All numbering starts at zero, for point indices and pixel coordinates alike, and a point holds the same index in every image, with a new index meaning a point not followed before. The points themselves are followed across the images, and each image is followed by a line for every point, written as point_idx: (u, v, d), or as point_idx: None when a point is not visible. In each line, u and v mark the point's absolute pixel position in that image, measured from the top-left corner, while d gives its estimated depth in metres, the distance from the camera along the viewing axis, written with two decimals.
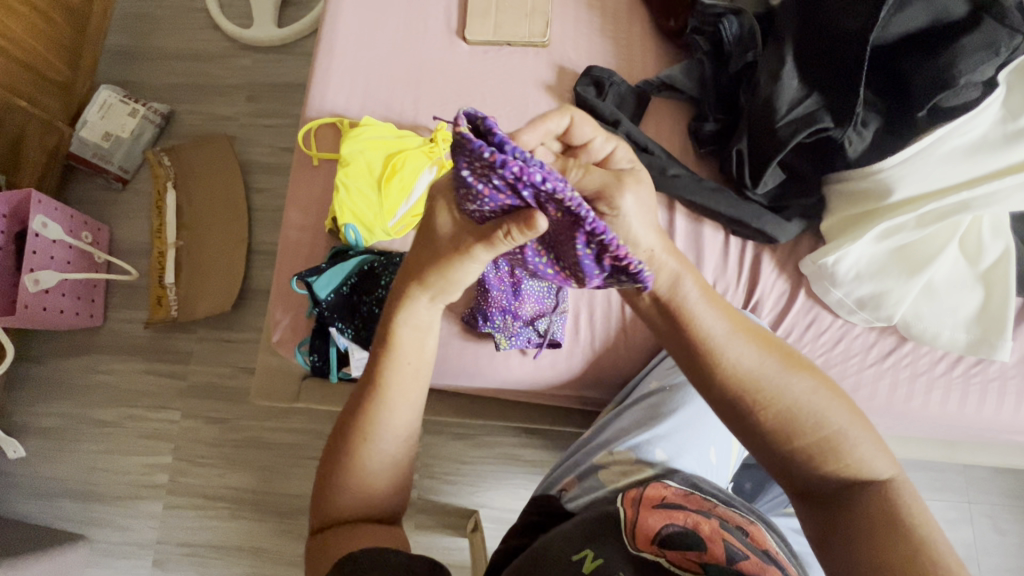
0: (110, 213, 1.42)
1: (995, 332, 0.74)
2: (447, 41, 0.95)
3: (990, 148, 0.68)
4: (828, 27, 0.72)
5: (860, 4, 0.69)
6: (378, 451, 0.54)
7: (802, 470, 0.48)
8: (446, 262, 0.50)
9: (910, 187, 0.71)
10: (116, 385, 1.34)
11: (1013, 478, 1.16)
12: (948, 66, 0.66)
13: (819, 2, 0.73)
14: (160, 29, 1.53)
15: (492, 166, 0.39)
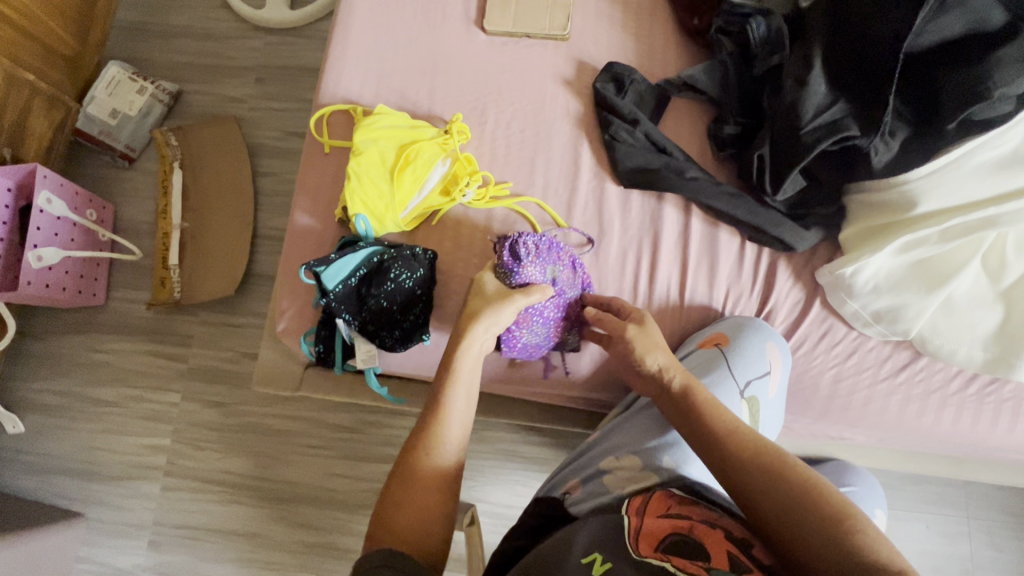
0: (116, 192, 1.41)
1: (1014, 352, 0.72)
2: (465, 31, 0.93)
3: (1020, 163, 0.67)
4: (860, 32, 0.70)
5: (896, 9, 0.67)
6: (451, 435, 0.64)
7: (777, 499, 0.58)
8: (496, 302, 0.71)
9: (935, 200, 0.70)
10: (117, 365, 1.33)
11: (1015, 496, 1.15)
12: (981, 79, 0.64)
13: (853, 5, 0.71)
14: (171, 6, 1.50)
15: (533, 259, 0.76)
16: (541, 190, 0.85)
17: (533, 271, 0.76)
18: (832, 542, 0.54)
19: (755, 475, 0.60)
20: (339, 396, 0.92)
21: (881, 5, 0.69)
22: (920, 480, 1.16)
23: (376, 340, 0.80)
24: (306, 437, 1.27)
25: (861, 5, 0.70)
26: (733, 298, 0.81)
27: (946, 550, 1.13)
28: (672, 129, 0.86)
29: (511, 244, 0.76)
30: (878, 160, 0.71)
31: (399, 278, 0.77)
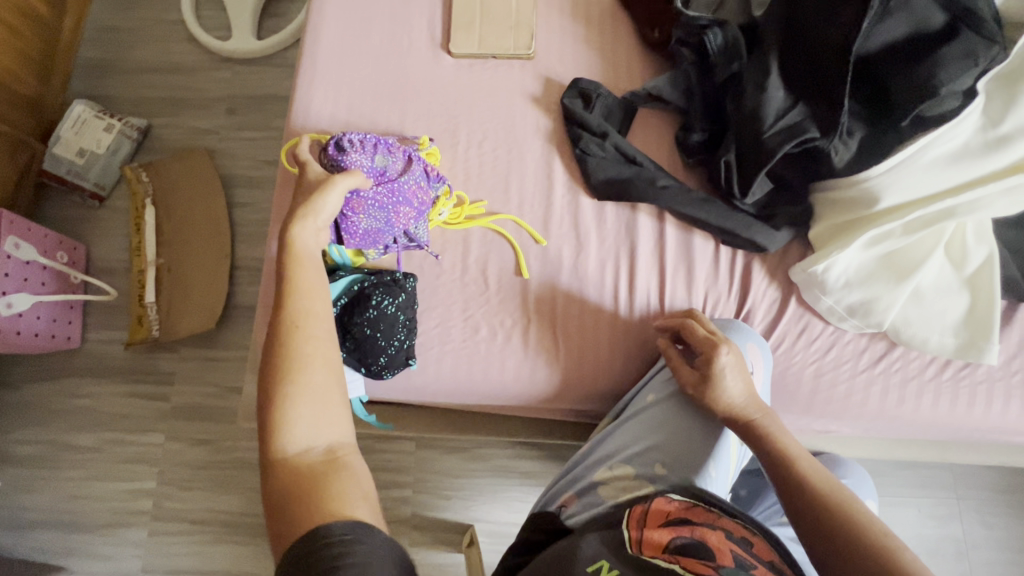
0: (87, 231, 1.38)
1: (982, 336, 0.74)
2: (431, 54, 0.94)
3: (972, 156, 0.69)
4: (811, 37, 0.73)
5: (843, 13, 0.70)
6: (308, 329, 0.61)
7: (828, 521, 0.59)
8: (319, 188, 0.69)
9: (895, 195, 0.72)
10: (96, 410, 1.29)
11: (999, 474, 1.18)
12: (927, 76, 0.67)
13: (802, 12, 0.74)
14: (136, 42, 1.49)
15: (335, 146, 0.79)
16: (517, 207, 0.86)
17: (356, 154, 0.78)
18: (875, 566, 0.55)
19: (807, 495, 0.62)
20: None
21: (828, 12, 0.72)
22: (908, 465, 1.18)
23: (361, 367, 0.79)
24: None
25: (811, 12, 0.73)
26: (711, 300, 0.83)
27: (939, 533, 1.15)
28: (641, 140, 0.88)
29: (339, 142, 0.79)
30: (839, 159, 0.74)
31: (381, 304, 0.76)
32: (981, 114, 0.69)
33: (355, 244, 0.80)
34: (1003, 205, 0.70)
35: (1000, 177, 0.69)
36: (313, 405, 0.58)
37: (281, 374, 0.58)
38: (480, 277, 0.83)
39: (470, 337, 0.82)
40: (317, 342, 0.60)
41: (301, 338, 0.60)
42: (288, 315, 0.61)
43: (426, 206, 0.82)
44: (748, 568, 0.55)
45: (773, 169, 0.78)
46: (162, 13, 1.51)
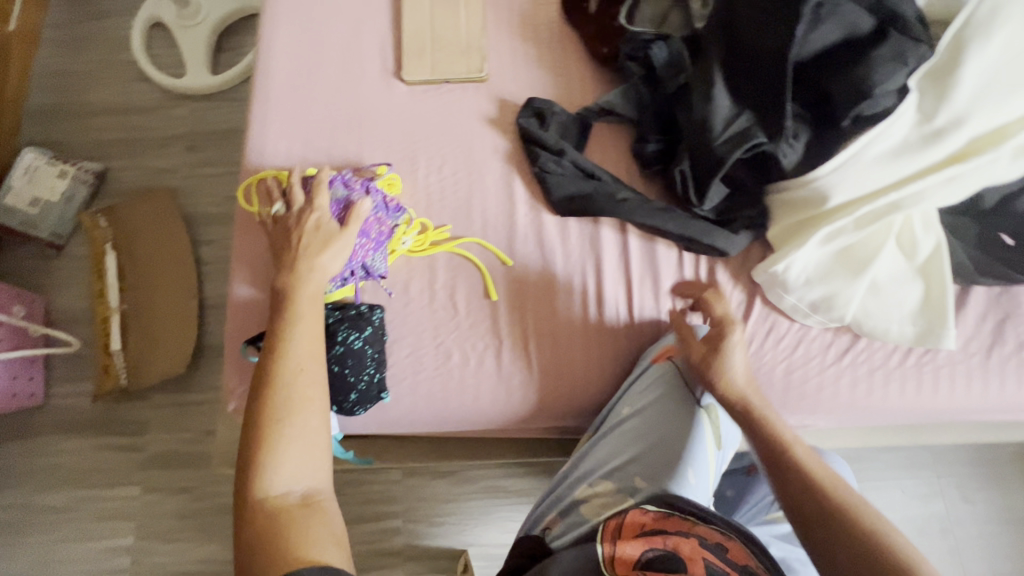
0: (45, 282, 1.34)
1: (938, 321, 0.77)
2: (385, 82, 0.94)
3: (911, 150, 0.72)
4: (750, 47, 0.75)
5: (778, 24, 0.73)
6: (298, 365, 0.62)
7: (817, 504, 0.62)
8: (324, 229, 0.72)
9: (844, 193, 0.74)
10: (65, 467, 1.24)
11: (975, 448, 1.21)
12: (864, 77, 0.70)
13: (738, 23, 0.77)
14: (87, 85, 1.46)
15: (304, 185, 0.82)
16: (480, 229, 0.86)
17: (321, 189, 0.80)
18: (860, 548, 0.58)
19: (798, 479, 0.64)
20: None
21: (762, 21, 0.74)
22: (889, 447, 1.20)
23: (334, 405, 0.77)
24: None
25: (747, 22, 0.75)
26: (678, 307, 0.84)
27: (924, 511, 1.18)
28: (598, 154, 0.89)
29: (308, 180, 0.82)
30: (788, 162, 0.76)
31: (348, 339, 0.75)
32: (915, 110, 0.71)
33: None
34: (945, 195, 0.73)
35: (939, 169, 0.72)
36: (297, 446, 0.58)
37: (268, 412, 0.58)
38: (449, 302, 0.83)
39: (442, 363, 0.81)
40: (304, 378, 0.61)
41: (287, 377, 0.60)
42: (280, 352, 0.62)
43: (386, 236, 0.82)
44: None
45: (729, 174, 0.81)
46: (112, 53, 1.48)
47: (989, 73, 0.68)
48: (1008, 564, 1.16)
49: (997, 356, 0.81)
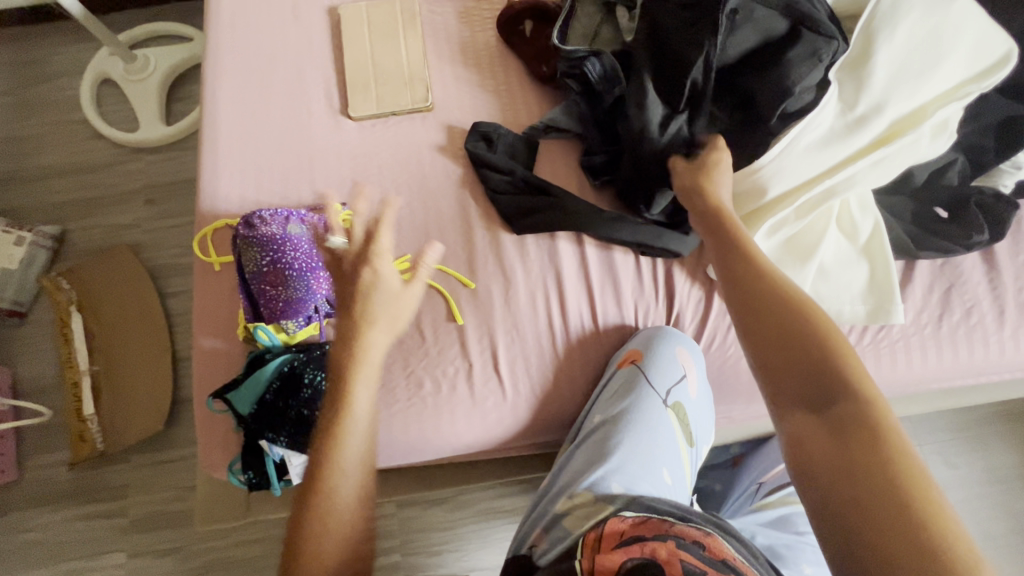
0: (10, 353, 1.31)
1: (886, 299, 0.80)
2: (333, 121, 0.95)
3: (838, 138, 0.75)
4: (676, 57, 0.79)
5: (698, 34, 0.77)
6: (354, 450, 0.59)
7: (775, 324, 0.59)
8: (381, 285, 0.66)
9: (781, 184, 0.77)
10: (45, 541, 1.20)
11: (954, 413, 1.24)
12: (783, 83, 0.75)
13: (663, 35, 0.81)
14: (38, 148, 1.45)
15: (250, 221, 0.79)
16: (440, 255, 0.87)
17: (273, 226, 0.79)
18: (811, 368, 0.55)
19: (766, 299, 0.61)
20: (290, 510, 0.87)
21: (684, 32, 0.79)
22: None
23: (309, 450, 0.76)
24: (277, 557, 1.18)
25: (671, 35, 0.80)
26: (640, 311, 0.86)
27: None
28: (548, 170, 0.91)
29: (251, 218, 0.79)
30: None
31: (315, 380, 0.75)
32: (837, 102, 0.74)
33: (276, 315, 0.78)
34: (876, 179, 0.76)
35: (867, 153, 0.75)
36: (343, 539, 0.56)
37: (319, 508, 0.56)
38: (415, 330, 0.83)
39: (414, 393, 0.81)
40: (356, 461, 0.59)
41: (342, 462, 0.58)
42: (337, 433, 0.59)
43: None
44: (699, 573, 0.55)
45: None
46: (62, 114, 1.47)
47: (896, 61, 0.72)
48: (997, 525, 1.18)
49: (948, 323, 0.84)
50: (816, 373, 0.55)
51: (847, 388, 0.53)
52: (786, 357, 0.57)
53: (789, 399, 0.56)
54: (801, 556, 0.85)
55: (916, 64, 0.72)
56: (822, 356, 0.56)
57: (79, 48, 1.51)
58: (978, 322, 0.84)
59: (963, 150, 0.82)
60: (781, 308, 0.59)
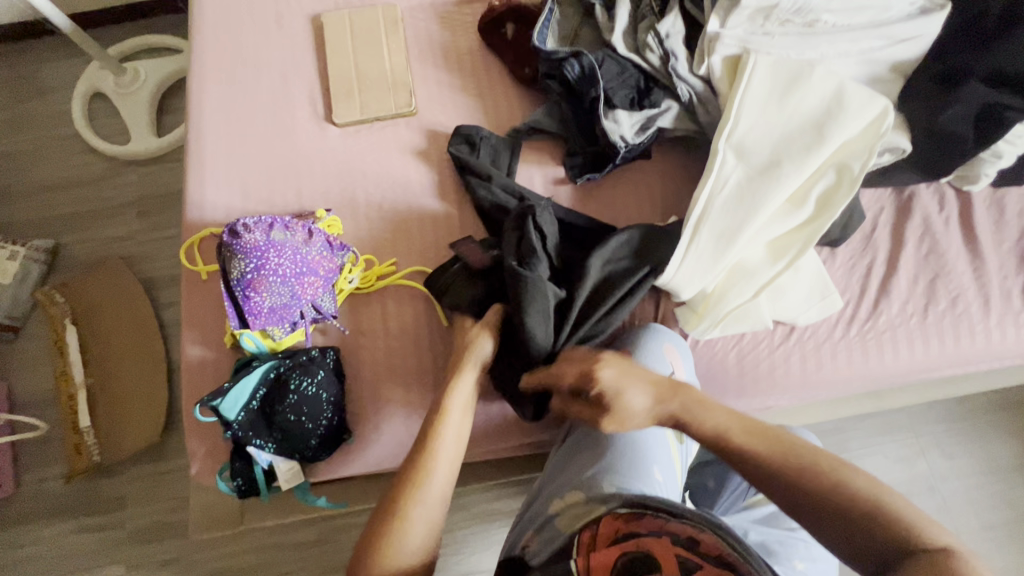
0: (4, 368, 1.31)
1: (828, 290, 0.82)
2: (317, 127, 0.95)
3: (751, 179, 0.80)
4: (626, 79, 0.88)
5: (640, 63, 0.88)
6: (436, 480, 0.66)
7: (798, 488, 0.57)
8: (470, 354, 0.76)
9: (716, 228, 0.80)
10: (44, 555, 1.20)
11: (948, 404, 1.24)
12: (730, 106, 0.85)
13: (615, 58, 0.88)
14: (30, 163, 1.45)
15: (232, 230, 0.78)
16: (425, 258, 0.88)
17: (254, 234, 0.78)
18: (849, 516, 0.54)
19: (768, 467, 0.59)
20: (282, 516, 0.87)
21: (632, 62, 0.89)
22: (865, 416, 1.23)
23: (296, 455, 0.78)
24: (274, 565, 1.18)
25: (620, 63, 0.88)
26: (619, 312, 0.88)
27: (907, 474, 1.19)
28: (532, 171, 0.92)
29: (234, 228, 0.78)
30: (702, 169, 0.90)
31: (302, 386, 0.76)
32: (737, 161, 0.81)
33: (264, 322, 0.78)
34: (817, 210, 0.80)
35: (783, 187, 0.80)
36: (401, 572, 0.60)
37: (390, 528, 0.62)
38: (402, 333, 0.84)
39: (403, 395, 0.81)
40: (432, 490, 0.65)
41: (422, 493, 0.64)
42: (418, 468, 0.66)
43: (335, 274, 0.83)
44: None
45: (646, 181, 0.90)
46: (53, 129, 1.48)
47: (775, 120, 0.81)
48: (996, 514, 1.18)
49: (934, 314, 0.84)
50: (829, 497, 0.56)
51: (886, 515, 0.53)
52: (827, 515, 0.55)
53: (853, 547, 0.54)
54: (794, 551, 0.86)
55: (797, 119, 0.81)
56: (857, 505, 0.54)
57: (69, 63, 1.52)
58: (964, 311, 0.84)
59: (945, 136, 0.80)
60: (774, 456, 0.60)
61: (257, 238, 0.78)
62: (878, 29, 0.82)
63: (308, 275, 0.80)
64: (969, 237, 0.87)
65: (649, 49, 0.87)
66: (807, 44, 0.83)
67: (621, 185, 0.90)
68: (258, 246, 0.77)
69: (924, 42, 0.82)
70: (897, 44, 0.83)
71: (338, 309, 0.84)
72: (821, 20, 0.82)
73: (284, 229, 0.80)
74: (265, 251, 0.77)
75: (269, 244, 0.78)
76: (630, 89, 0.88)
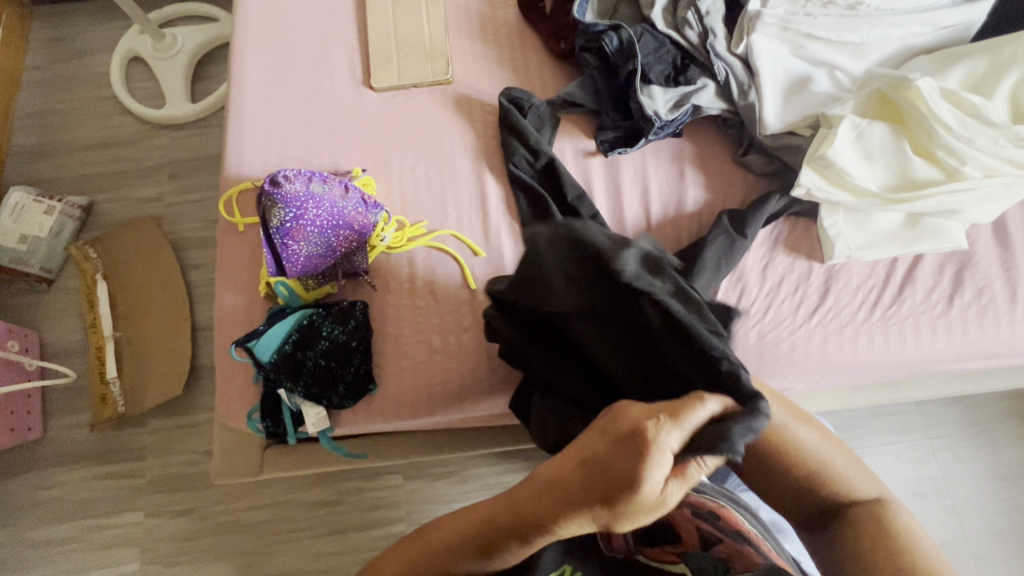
0: (37, 317, 1.35)
1: (830, 247, 0.84)
2: (354, 91, 0.97)
3: (874, 155, 0.80)
4: (664, 55, 0.89)
5: (677, 41, 0.89)
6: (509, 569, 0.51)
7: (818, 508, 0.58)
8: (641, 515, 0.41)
9: (840, 199, 0.81)
10: (66, 498, 1.24)
11: (965, 407, 1.22)
12: (766, 85, 0.86)
13: (653, 34, 0.89)
14: (69, 122, 1.49)
15: (271, 180, 0.82)
16: (455, 222, 0.89)
17: (293, 185, 0.82)
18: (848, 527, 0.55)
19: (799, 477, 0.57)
20: (302, 468, 0.89)
21: (670, 38, 0.89)
22: (879, 414, 1.22)
23: (323, 401, 0.80)
24: (286, 522, 1.21)
25: (658, 39, 0.89)
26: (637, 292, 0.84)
27: (918, 474, 1.18)
28: (563, 144, 0.93)
29: (273, 178, 0.82)
30: (736, 150, 0.91)
31: (332, 333, 0.80)
32: (856, 137, 0.79)
33: (299, 270, 0.83)
34: (1000, 198, 0.80)
35: (909, 163, 0.79)
36: None
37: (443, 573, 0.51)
38: (429, 293, 0.86)
39: (426, 352, 0.84)
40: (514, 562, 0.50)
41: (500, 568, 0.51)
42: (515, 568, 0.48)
43: (369, 229, 0.85)
44: (710, 545, 0.58)
45: (676, 158, 0.91)
46: (93, 90, 1.51)
47: (897, 170, 0.80)
48: (1007, 519, 1.17)
49: (959, 304, 0.85)
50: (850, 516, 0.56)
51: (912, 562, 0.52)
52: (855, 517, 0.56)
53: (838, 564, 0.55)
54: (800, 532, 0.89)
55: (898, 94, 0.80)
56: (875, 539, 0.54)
57: (111, 28, 1.56)
58: (990, 302, 0.85)
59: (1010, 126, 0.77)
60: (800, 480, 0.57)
61: (295, 188, 0.82)
62: (920, 15, 0.84)
63: (340, 229, 0.83)
64: (998, 231, 0.88)
65: (687, 26, 0.88)
66: (850, 26, 0.85)
67: (652, 160, 0.91)
68: (295, 196, 0.81)
69: (968, 29, 0.86)
70: (940, 30, 0.86)
71: (372, 265, 0.86)
72: (864, 3, 0.83)
73: (320, 184, 0.84)
74: (302, 202, 0.82)
75: (304, 194, 0.82)
76: (667, 65, 0.89)
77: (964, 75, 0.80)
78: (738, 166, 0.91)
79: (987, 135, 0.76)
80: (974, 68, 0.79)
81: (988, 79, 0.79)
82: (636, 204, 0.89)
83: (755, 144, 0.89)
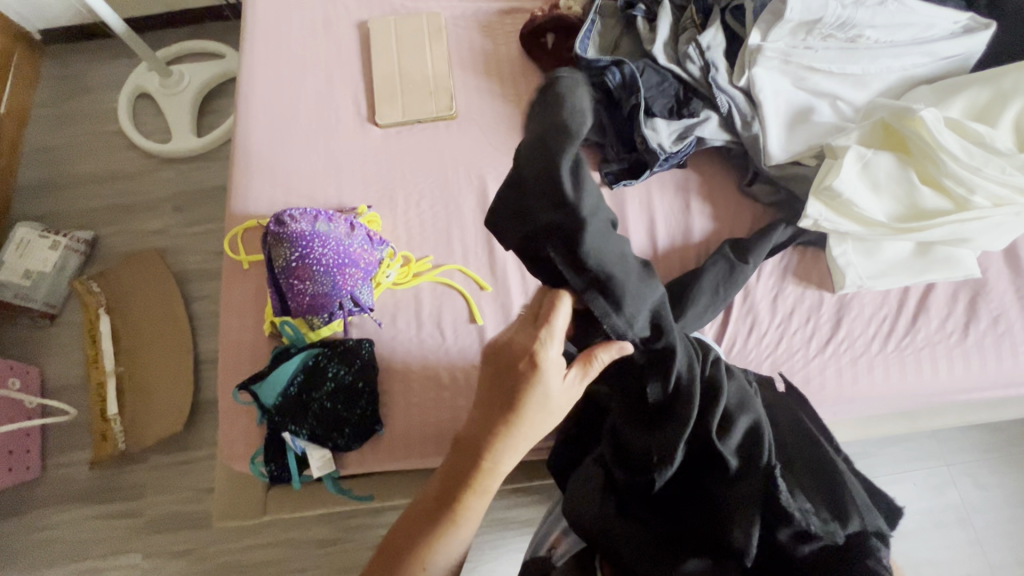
0: (39, 353, 1.34)
1: (840, 277, 0.83)
2: (359, 128, 0.98)
3: (883, 185, 0.79)
4: (667, 87, 0.89)
5: (679, 73, 0.90)
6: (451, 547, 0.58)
7: None
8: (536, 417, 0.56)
9: (851, 228, 0.80)
10: (64, 539, 1.21)
11: (983, 431, 1.19)
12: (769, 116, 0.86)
13: (656, 67, 0.90)
14: (77, 157, 1.50)
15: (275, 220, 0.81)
16: (461, 256, 0.89)
17: (297, 224, 0.81)
18: None
19: None
20: (306, 511, 0.87)
21: (671, 70, 0.90)
22: (894, 440, 1.19)
23: (328, 443, 0.79)
24: (289, 562, 1.17)
25: (661, 71, 0.90)
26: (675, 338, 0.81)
27: (939, 503, 1.15)
28: None
29: (279, 218, 0.81)
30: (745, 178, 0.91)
31: (338, 373, 0.79)
32: (862, 165, 0.79)
33: (302, 310, 0.81)
34: (1011, 227, 0.80)
35: (919, 193, 0.78)
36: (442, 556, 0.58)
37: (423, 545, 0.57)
38: (435, 328, 0.85)
39: (434, 390, 0.82)
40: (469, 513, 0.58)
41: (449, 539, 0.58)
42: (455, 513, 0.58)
43: (374, 267, 0.85)
44: None
45: (680, 188, 0.91)
46: (100, 126, 1.53)
47: (905, 200, 0.79)
48: None
49: (975, 333, 0.83)
50: None
51: None
52: None
53: None
54: None
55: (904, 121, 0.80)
56: None
57: (119, 65, 1.59)
58: (1006, 331, 0.84)
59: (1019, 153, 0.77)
60: None
61: (297, 226, 0.81)
62: (919, 47, 0.85)
63: (342, 269, 0.82)
64: (1011, 257, 0.87)
65: (688, 60, 0.89)
66: (851, 57, 0.85)
67: (657, 192, 0.91)
68: (299, 236, 0.80)
69: (967, 58, 0.87)
70: (940, 61, 0.87)
71: (375, 303, 0.85)
72: (864, 36, 0.84)
73: (325, 225, 0.83)
74: (305, 242, 0.80)
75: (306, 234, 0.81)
76: (669, 98, 0.89)
77: (967, 105, 0.80)
78: (743, 198, 0.91)
79: (994, 164, 0.76)
80: (977, 97, 0.80)
81: (996, 108, 0.79)
82: (644, 234, 0.89)
83: (760, 174, 0.90)
